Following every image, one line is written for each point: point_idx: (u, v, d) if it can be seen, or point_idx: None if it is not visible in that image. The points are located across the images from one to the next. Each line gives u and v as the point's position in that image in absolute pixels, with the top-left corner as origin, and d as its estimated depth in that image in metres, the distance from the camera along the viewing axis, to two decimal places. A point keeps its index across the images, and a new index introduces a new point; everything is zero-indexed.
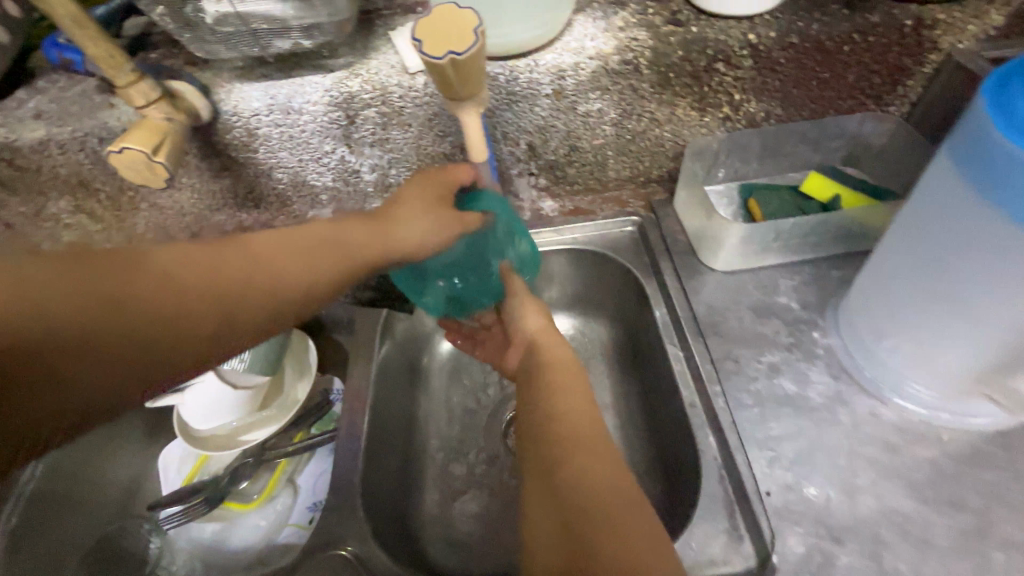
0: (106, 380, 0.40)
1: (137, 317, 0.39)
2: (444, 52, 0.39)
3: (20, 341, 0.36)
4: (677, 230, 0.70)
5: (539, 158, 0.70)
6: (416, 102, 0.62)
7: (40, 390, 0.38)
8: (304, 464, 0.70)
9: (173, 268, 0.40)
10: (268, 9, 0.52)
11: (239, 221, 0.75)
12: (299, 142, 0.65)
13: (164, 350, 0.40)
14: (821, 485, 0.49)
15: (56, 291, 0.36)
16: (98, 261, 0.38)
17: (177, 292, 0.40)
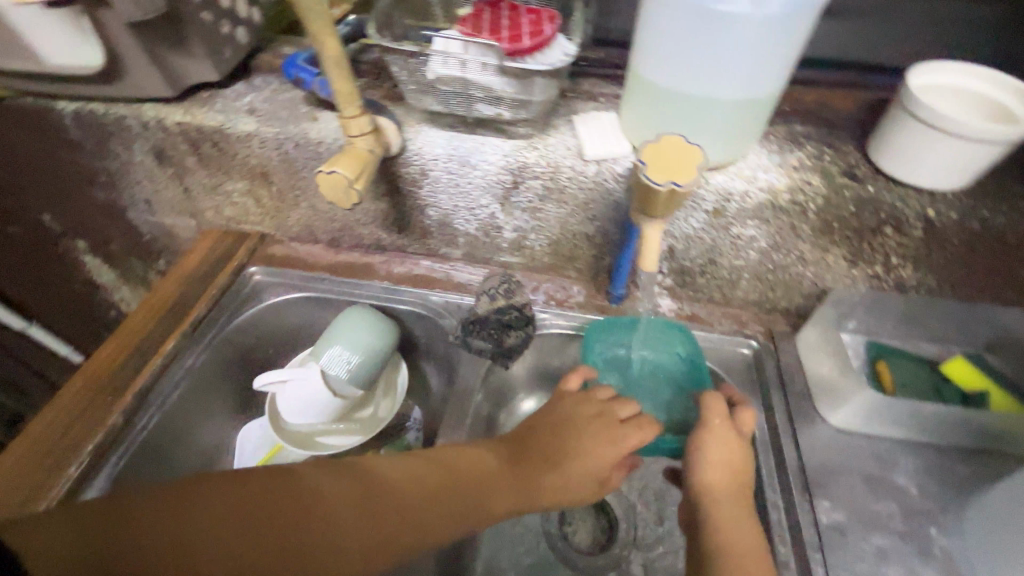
0: None
1: (304, 539, 0.42)
2: (667, 180, 0.41)
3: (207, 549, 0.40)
4: (795, 369, 0.69)
5: (674, 261, 0.71)
6: (580, 186, 0.65)
7: None
8: None
9: (324, 486, 0.45)
10: (486, 82, 0.57)
11: (378, 239, 0.81)
12: (460, 191, 0.70)
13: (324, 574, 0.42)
14: None
15: (236, 507, 0.41)
16: (269, 485, 0.43)
17: (335, 520, 0.43)
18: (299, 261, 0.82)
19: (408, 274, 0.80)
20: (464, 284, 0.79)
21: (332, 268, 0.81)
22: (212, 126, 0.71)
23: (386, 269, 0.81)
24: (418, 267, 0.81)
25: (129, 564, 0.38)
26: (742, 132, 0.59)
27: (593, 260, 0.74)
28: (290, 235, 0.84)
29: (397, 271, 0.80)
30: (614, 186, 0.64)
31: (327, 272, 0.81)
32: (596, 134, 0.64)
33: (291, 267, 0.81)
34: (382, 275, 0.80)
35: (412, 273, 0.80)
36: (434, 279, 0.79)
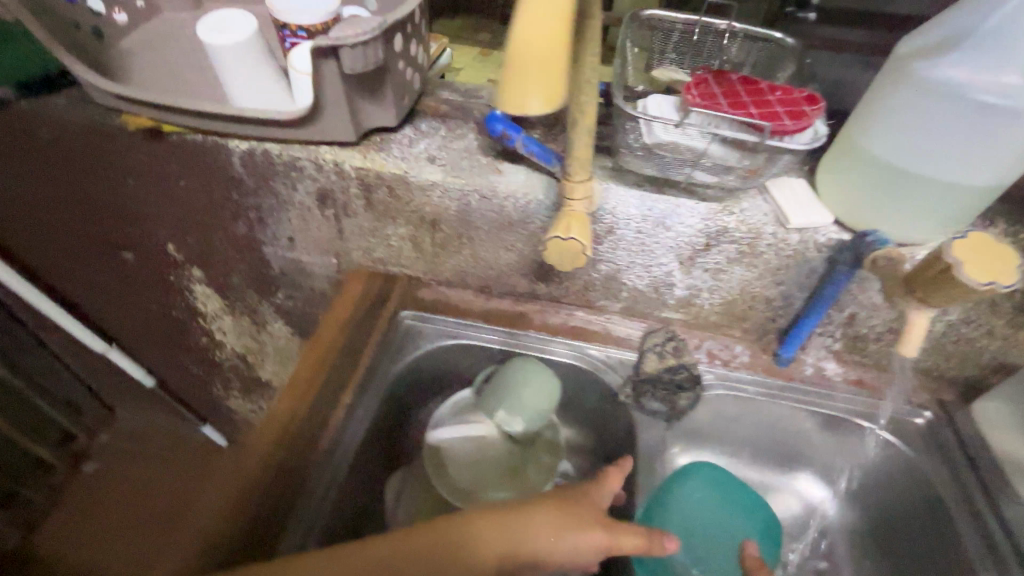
0: None
1: None
2: (992, 279, 0.41)
3: None
4: (976, 443, 0.68)
5: (851, 328, 0.70)
6: (777, 252, 0.65)
7: None
8: None
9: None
10: (711, 149, 0.57)
11: (534, 288, 0.79)
12: (643, 249, 0.69)
13: None
14: None
15: None
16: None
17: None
18: (448, 307, 0.80)
19: (564, 325, 0.79)
20: (624, 338, 0.77)
21: (484, 315, 0.80)
22: (393, 173, 0.69)
23: (539, 318, 0.79)
24: (573, 317, 0.79)
25: None
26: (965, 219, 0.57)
27: (764, 320, 0.74)
28: (438, 279, 0.82)
29: (551, 320, 0.79)
30: (813, 255, 0.64)
31: (479, 320, 0.79)
32: (797, 202, 0.63)
33: (442, 312, 0.80)
34: (537, 325, 0.79)
35: (567, 324, 0.79)
36: (592, 330, 0.78)
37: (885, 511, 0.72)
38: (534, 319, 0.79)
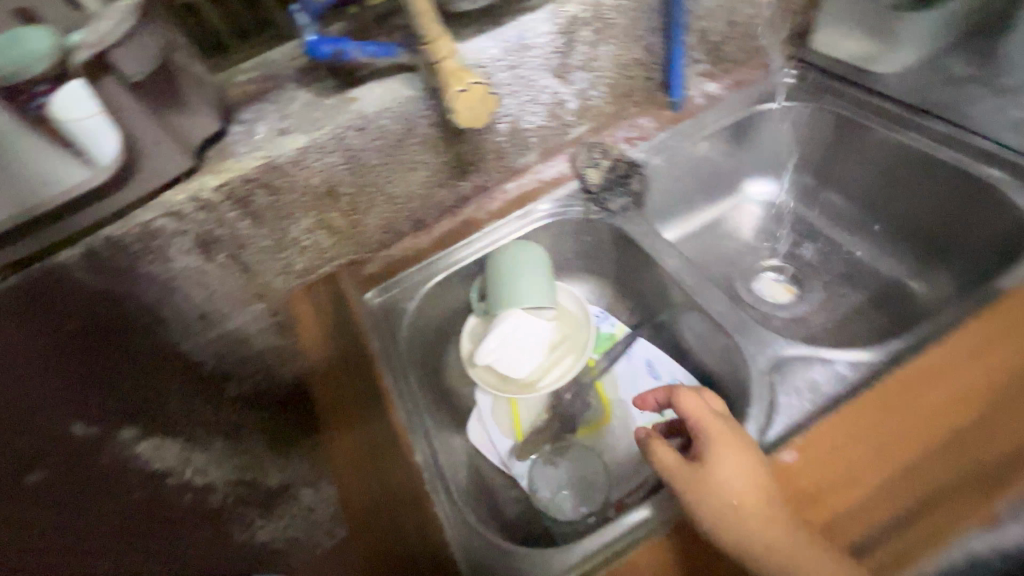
0: None
1: None
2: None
3: None
4: (833, 61, 0.80)
5: (705, 42, 0.79)
6: (621, 10, 0.69)
7: None
8: (616, 376, 0.73)
9: None
10: None
11: (459, 191, 0.78)
12: (524, 84, 0.70)
13: None
14: None
15: None
16: None
17: None
18: (402, 261, 0.77)
19: (507, 202, 0.79)
20: (559, 177, 0.79)
21: (436, 245, 0.77)
22: (258, 167, 0.61)
23: (483, 213, 0.79)
24: (509, 192, 0.79)
25: None
26: None
27: (645, 84, 0.80)
28: (374, 247, 0.77)
29: (495, 207, 0.79)
30: None
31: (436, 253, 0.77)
32: None
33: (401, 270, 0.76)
34: (485, 218, 0.78)
35: (508, 198, 0.79)
36: (530, 190, 0.79)
37: (810, 158, 0.84)
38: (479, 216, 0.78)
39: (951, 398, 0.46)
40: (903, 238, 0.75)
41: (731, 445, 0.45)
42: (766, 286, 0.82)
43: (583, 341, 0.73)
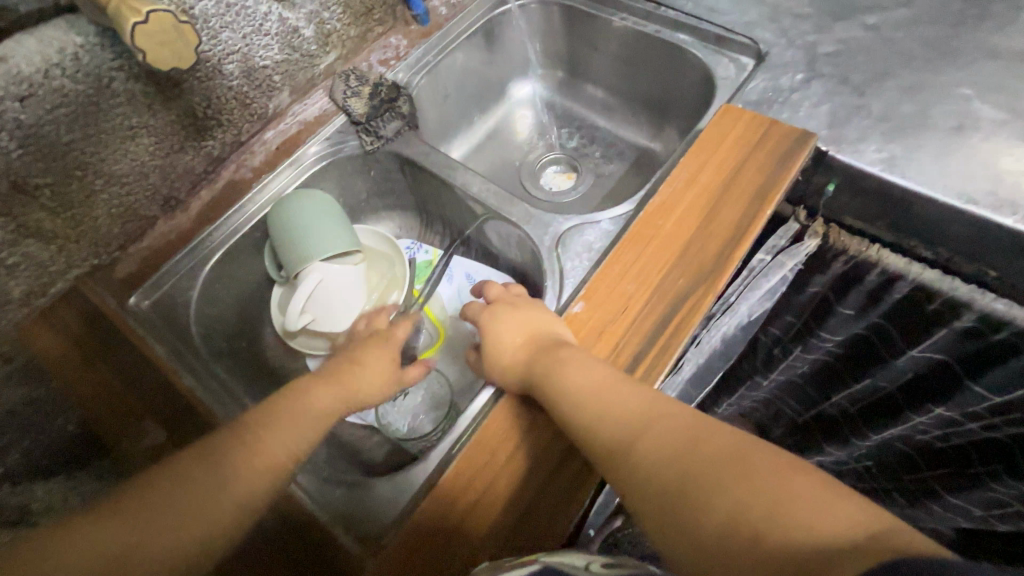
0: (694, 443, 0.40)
1: (647, 437, 0.42)
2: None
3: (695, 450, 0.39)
4: None
5: None
6: None
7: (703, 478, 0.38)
8: (439, 297, 0.74)
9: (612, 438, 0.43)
10: None
11: (208, 152, 0.67)
12: (237, 13, 0.60)
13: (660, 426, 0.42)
14: (750, 7, 0.74)
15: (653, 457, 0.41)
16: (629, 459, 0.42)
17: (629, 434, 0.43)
18: (167, 249, 0.66)
19: (271, 153, 0.71)
20: (322, 115, 0.74)
21: (202, 219, 0.67)
22: None
23: (248, 171, 0.70)
24: (270, 141, 0.72)
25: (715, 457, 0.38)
26: None
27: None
28: (119, 244, 0.64)
29: (259, 161, 0.71)
30: None
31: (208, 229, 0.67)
32: None
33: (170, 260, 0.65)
34: (250, 177, 0.70)
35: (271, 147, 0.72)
36: (295, 134, 0.73)
37: (556, 52, 0.90)
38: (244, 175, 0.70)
39: (676, 206, 0.57)
40: (641, 108, 0.87)
41: (519, 312, 0.55)
42: (550, 177, 0.92)
43: (400, 277, 0.72)
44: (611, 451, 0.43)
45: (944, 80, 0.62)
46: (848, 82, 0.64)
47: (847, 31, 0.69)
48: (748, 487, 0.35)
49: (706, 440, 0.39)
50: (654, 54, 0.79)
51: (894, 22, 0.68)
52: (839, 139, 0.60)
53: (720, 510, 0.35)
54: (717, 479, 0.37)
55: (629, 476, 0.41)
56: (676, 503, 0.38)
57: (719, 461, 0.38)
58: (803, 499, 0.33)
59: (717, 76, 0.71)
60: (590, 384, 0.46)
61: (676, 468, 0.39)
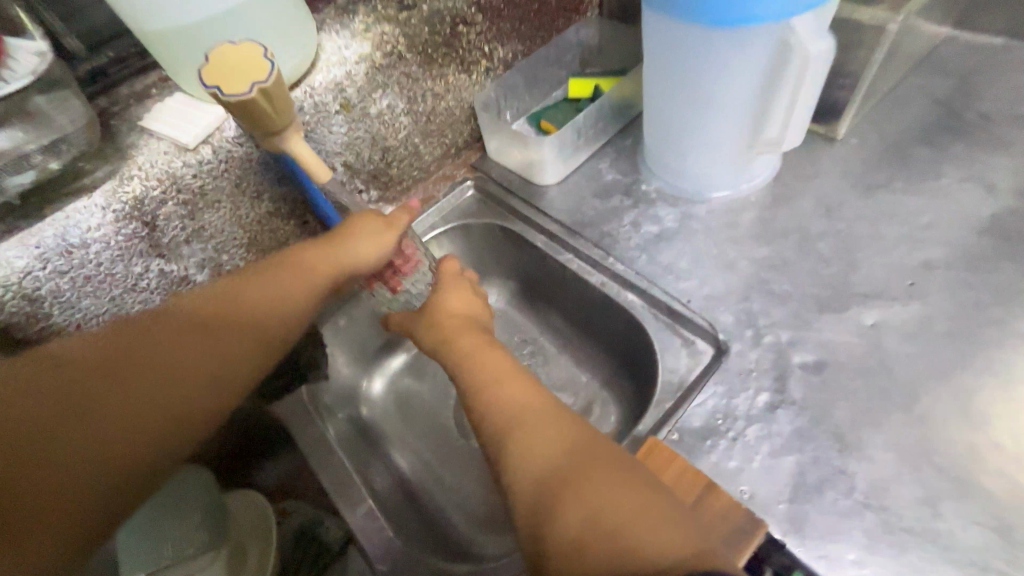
0: (581, 481, 0.41)
1: (542, 478, 0.42)
2: (245, 86, 0.39)
3: (576, 475, 0.41)
4: (506, 172, 0.77)
5: (361, 172, 0.70)
6: (214, 175, 0.58)
7: (589, 507, 0.40)
8: None
9: (525, 465, 0.42)
10: None
11: None
12: (100, 281, 0.55)
13: (567, 447, 0.43)
14: (715, 276, 0.60)
15: (554, 482, 0.41)
16: (533, 507, 0.41)
17: (525, 463, 0.43)
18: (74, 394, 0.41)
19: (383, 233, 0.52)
20: None
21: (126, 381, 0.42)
22: None
23: (241, 296, 0.46)
24: None
25: (600, 502, 0.40)
26: (291, 29, 0.58)
27: (300, 228, 0.68)
28: None
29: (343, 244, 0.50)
30: (244, 151, 0.59)
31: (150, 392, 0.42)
32: (178, 120, 0.56)
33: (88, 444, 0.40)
34: None
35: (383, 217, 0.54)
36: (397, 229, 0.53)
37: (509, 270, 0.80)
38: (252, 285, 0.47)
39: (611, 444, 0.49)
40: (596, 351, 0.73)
41: (457, 291, 0.57)
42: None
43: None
44: (506, 428, 0.45)
45: (964, 449, 0.45)
46: (827, 421, 0.48)
47: (831, 331, 0.53)
48: (612, 494, 0.40)
49: (592, 460, 0.42)
50: (596, 307, 0.66)
51: (899, 334, 0.52)
52: (802, 524, 0.43)
53: (593, 502, 0.39)
54: (586, 506, 0.39)
55: (513, 463, 0.43)
56: (578, 550, 0.38)
57: (593, 464, 0.42)
58: (648, 533, 0.38)
59: (663, 366, 0.55)
60: (511, 398, 0.46)
61: (555, 464, 0.42)
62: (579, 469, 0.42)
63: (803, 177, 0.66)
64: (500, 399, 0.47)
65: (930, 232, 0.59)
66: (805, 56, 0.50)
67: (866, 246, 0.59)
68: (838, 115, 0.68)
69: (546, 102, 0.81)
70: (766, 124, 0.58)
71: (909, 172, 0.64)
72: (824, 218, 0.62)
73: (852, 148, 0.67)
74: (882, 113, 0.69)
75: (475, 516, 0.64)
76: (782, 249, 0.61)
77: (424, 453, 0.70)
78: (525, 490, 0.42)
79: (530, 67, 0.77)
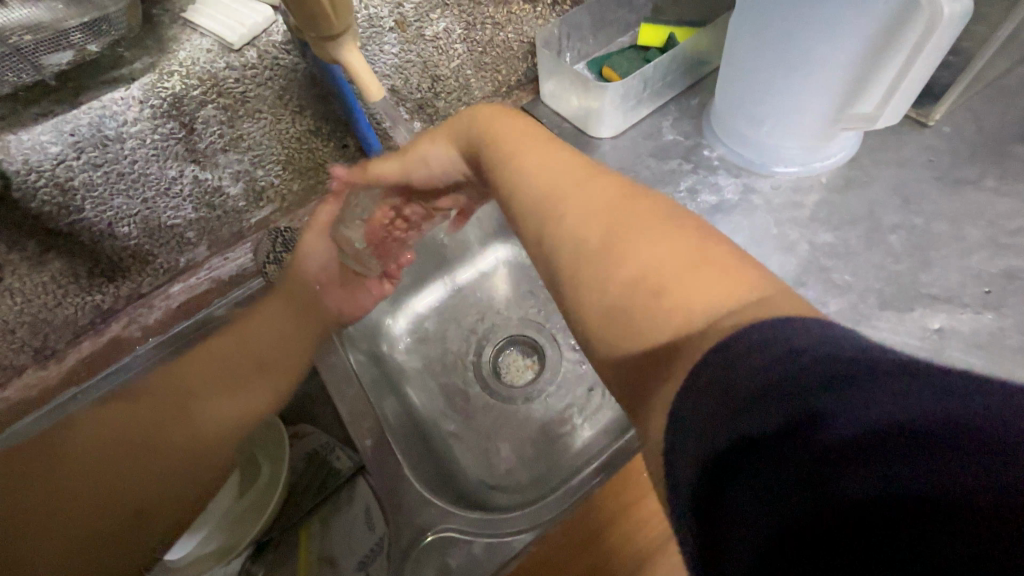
0: (650, 244, 0.33)
1: (580, 238, 0.35)
2: None
3: (609, 228, 0.35)
4: (558, 120, 0.72)
5: (407, 100, 0.66)
6: (256, 83, 0.55)
7: (622, 255, 0.33)
8: (327, 531, 0.60)
9: (576, 242, 0.35)
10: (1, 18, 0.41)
11: (95, 304, 0.59)
12: (134, 180, 0.54)
13: (648, 237, 0.33)
14: (771, 257, 0.56)
15: (584, 213, 0.36)
16: (566, 251, 0.36)
17: (559, 215, 0.37)
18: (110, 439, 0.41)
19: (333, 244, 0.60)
20: (238, 275, 0.66)
21: (174, 421, 0.43)
22: None
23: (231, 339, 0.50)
24: (174, 297, 0.63)
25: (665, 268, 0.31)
26: None
27: (338, 152, 0.66)
28: None
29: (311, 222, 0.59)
30: (291, 60, 0.56)
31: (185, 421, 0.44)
32: (226, 14, 0.51)
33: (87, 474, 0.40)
34: None
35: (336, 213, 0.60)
36: (321, 219, 0.59)
37: None
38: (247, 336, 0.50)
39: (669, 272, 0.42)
40: None
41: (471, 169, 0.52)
42: (507, 363, 0.71)
43: (264, 500, 0.58)
44: (545, 206, 0.38)
45: None
46: None
47: (890, 330, 0.50)
48: (660, 244, 0.32)
49: (680, 244, 0.32)
50: None
51: (963, 345, 0.48)
52: None
53: (634, 260, 0.32)
54: (625, 251, 0.33)
55: (553, 234, 0.37)
56: (616, 280, 0.32)
57: (697, 251, 0.31)
58: (707, 280, 0.30)
59: None
60: (546, 181, 0.39)
61: (598, 225, 0.35)
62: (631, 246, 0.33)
63: (883, 161, 0.61)
64: (542, 167, 0.40)
65: (1020, 239, 0.54)
66: (935, 15, 0.44)
67: (944, 245, 0.54)
68: (936, 98, 0.61)
69: (610, 48, 0.75)
70: (861, 94, 0.53)
71: (1005, 169, 0.58)
72: (901, 209, 0.57)
73: (945, 136, 0.61)
74: (983, 102, 0.63)
75: (485, 466, 0.64)
76: (850, 237, 0.56)
77: (438, 393, 0.70)
78: (561, 255, 0.36)
79: (599, 6, 0.70)
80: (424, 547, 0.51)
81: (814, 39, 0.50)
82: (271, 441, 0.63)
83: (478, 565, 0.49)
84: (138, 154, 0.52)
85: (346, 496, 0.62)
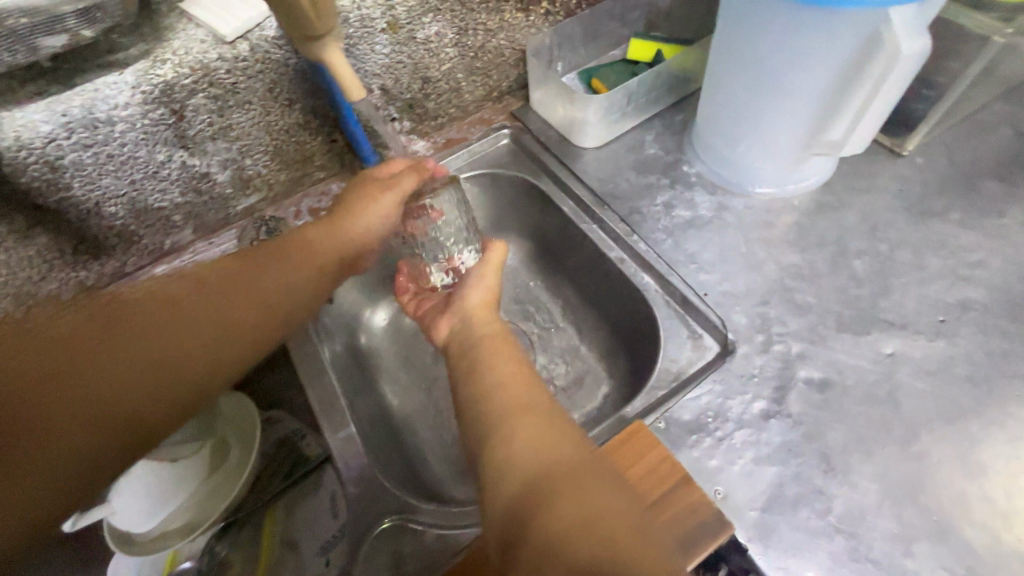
0: (592, 493, 0.35)
1: (529, 470, 0.37)
2: None
3: (558, 469, 0.37)
4: (545, 128, 0.73)
5: (397, 99, 0.68)
6: (248, 75, 0.56)
7: (566, 494, 0.35)
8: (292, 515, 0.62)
9: (528, 465, 0.37)
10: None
11: (79, 280, 0.61)
12: (123, 162, 0.55)
13: (587, 481, 0.36)
14: (736, 274, 0.58)
15: (532, 440, 0.39)
16: (506, 467, 0.38)
17: (511, 434, 0.39)
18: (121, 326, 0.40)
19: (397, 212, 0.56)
20: None
21: (167, 326, 0.41)
22: None
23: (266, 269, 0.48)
24: None
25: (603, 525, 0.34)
26: None
27: (326, 146, 0.68)
28: None
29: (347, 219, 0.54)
30: (284, 55, 0.57)
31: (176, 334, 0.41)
32: (221, 7, 0.53)
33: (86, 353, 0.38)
34: None
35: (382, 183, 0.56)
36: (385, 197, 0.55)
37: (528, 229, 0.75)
38: (289, 257, 0.50)
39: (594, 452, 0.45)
40: None
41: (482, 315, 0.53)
42: None
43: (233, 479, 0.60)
44: (500, 417, 0.41)
45: (950, 496, 0.44)
46: (818, 440, 0.47)
47: (844, 352, 0.51)
48: (598, 496, 0.35)
49: (612, 504, 0.35)
50: (608, 284, 0.63)
51: (914, 371, 0.50)
52: (771, 533, 0.43)
53: (580, 505, 0.35)
54: (561, 496, 0.35)
55: (501, 456, 0.38)
56: (551, 527, 0.34)
57: (635, 525, 0.35)
58: (639, 556, 0.33)
59: (664, 353, 0.54)
60: (509, 392, 0.43)
61: (548, 457, 0.37)
62: (574, 489, 0.36)
63: (853, 188, 0.62)
64: (528, 395, 0.43)
65: (978, 271, 0.55)
66: (893, 53, 0.45)
67: (905, 273, 0.56)
68: (910, 129, 0.63)
69: (600, 60, 0.77)
70: (832, 121, 0.54)
71: (971, 203, 0.60)
72: (867, 236, 0.58)
73: (916, 167, 0.63)
74: (956, 135, 0.64)
75: (451, 461, 0.65)
76: (815, 259, 0.58)
77: (411, 387, 0.71)
78: (497, 462, 0.38)
79: (592, 17, 0.72)
80: (378, 534, 0.52)
81: (787, 67, 0.52)
82: (243, 426, 0.64)
83: (428, 556, 0.51)
84: (129, 137, 0.54)
85: (312, 483, 0.63)
